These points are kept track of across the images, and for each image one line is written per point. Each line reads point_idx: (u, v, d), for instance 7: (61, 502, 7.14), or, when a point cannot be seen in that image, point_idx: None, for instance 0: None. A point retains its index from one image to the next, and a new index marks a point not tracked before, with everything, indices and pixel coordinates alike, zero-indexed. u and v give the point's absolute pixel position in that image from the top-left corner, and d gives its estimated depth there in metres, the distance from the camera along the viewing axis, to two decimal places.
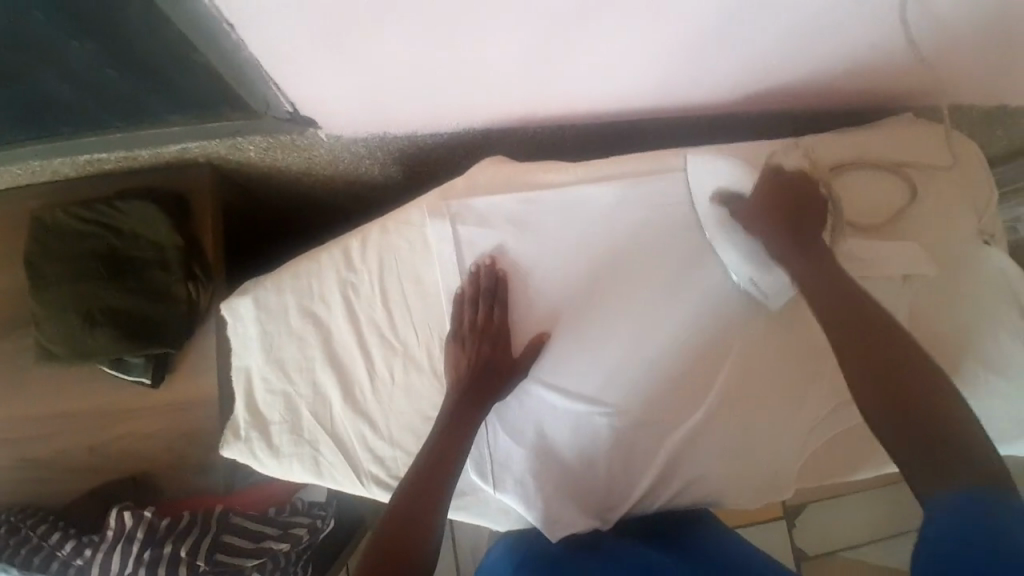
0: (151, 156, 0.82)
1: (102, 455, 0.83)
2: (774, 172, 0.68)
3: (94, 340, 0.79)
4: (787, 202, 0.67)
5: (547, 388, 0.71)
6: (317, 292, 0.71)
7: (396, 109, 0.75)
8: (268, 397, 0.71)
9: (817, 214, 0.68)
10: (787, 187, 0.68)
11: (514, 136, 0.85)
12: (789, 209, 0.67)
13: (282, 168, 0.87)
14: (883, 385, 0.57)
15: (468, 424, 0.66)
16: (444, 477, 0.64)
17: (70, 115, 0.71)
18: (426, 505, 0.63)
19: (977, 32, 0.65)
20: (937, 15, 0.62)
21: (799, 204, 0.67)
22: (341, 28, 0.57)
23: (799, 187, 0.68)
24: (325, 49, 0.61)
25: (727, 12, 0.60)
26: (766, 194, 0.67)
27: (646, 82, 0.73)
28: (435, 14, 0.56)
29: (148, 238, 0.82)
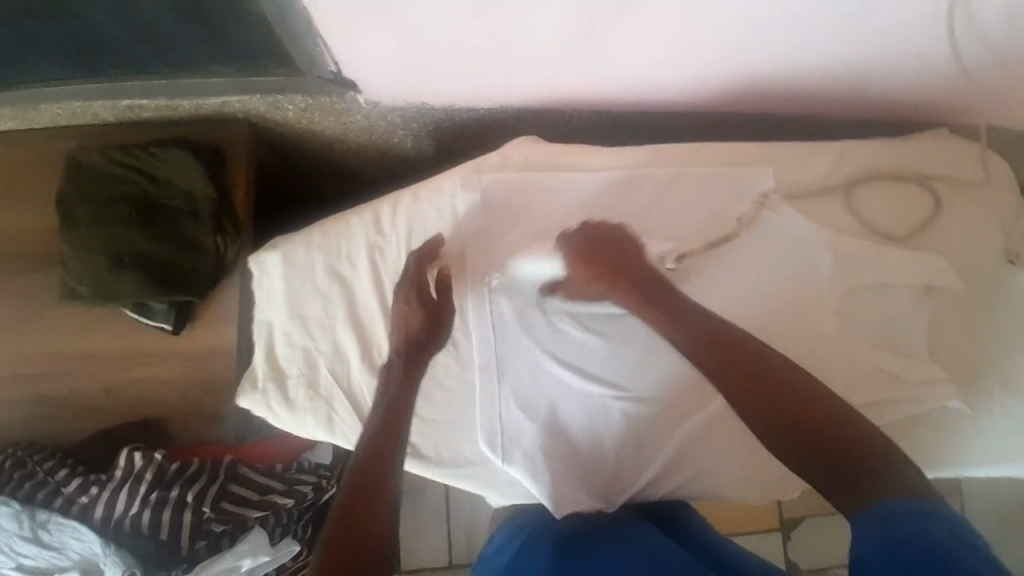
0: (191, 107, 0.83)
1: (116, 397, 0.84)
2: (568, 241, 0.68)
3: (119, 282, 0.80)
4: (605, 257, 0.66)
5: (518, 359, 0.72)
6: (344, 253, 0.72)
7: (435, 80, 0.75)
8: (288, 351, 0.72)
9: (636, 255, 0.67)
10: (589, 254, 0.67)
11: (548, 119, 0.85)
12: (602, 267, 0.66)
13: (316, 132, 0.88)
14: (779, 419, 0.54)
15: (409, 391, 0.66)
16: (391, 441, 0.62)
17: (118, 56, 0.72)
18: (379, 472, 0.59)
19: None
20: (985, 30, 0.63)
21: (612, 256, 0.66)
22: None
23: (599, 237, 0.67)
24: (374, 12, 0.61)
25: (773, 9, 0.60)
26: (573, 260, 0.67)
27: (687, 74, 0.73)
28: None
29: (180, 187, 0.83)
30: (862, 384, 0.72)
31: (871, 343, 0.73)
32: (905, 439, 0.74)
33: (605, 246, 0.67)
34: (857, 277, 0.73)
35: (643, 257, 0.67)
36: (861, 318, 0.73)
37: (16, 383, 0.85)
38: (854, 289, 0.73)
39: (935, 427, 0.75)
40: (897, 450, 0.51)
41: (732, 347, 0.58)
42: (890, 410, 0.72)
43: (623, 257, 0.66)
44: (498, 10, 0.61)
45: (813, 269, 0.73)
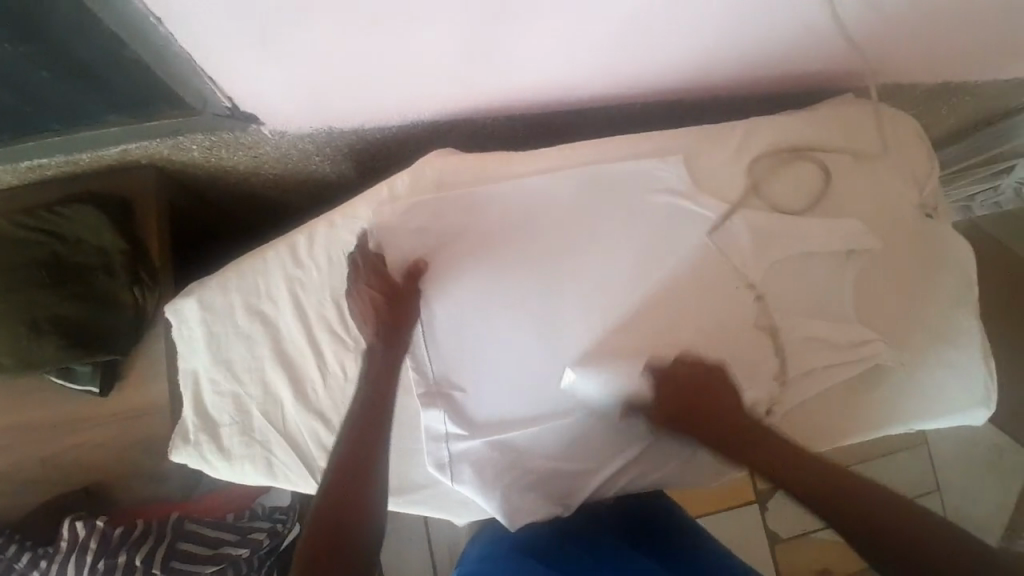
0: (93, 159, 0.80)
1: (50, 469, 0.81)
2: (656, 370, 0.67)
3: (39, 349, 0.76)
4: (692, 403, 0.65)
5: (470, 325, 0.72)
6: (264, 291, 0.70)
7: (338, 103, 0.74)
8: (216, 399, 0.70)
9: (723, 393, 0.66)
10: (684, 391, 0.66)
11: (462, 128, 0.85)
12: (689, 403, 0.65)
13: (229, 167, 0.86)
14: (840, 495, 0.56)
15: (388, 392, 0.64)
16: (374, 441, 0.60)
17: (1, 117, 0.69)
18: (360, 477, 0.58)
19: (906, 11, 0.66)
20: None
21: (700, 394, 0.66)
22: (268, 23, 0.57)
23: (692, 373, 0.66)
24: (256, 45, 0.60)
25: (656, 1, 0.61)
26: (661, 393, 0.66)
27: (588, 70, 0.73)
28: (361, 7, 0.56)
29: (92, 243, 0.81)
30: (793, 354, 0.73)
31: (799, 313, 0.74)
32: (848, 402, 0.75)
33: (689, 389, 0.66)
34: (779, 249, 0.74)
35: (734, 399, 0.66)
36: (788, 289, 0.74)
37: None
38: (778, 262, 0.74)
39: (877, 386, 0.76)
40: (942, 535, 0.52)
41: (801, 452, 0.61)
42: (825, 376, 0.74)
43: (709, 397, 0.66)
44: (383, 30, 0.60)
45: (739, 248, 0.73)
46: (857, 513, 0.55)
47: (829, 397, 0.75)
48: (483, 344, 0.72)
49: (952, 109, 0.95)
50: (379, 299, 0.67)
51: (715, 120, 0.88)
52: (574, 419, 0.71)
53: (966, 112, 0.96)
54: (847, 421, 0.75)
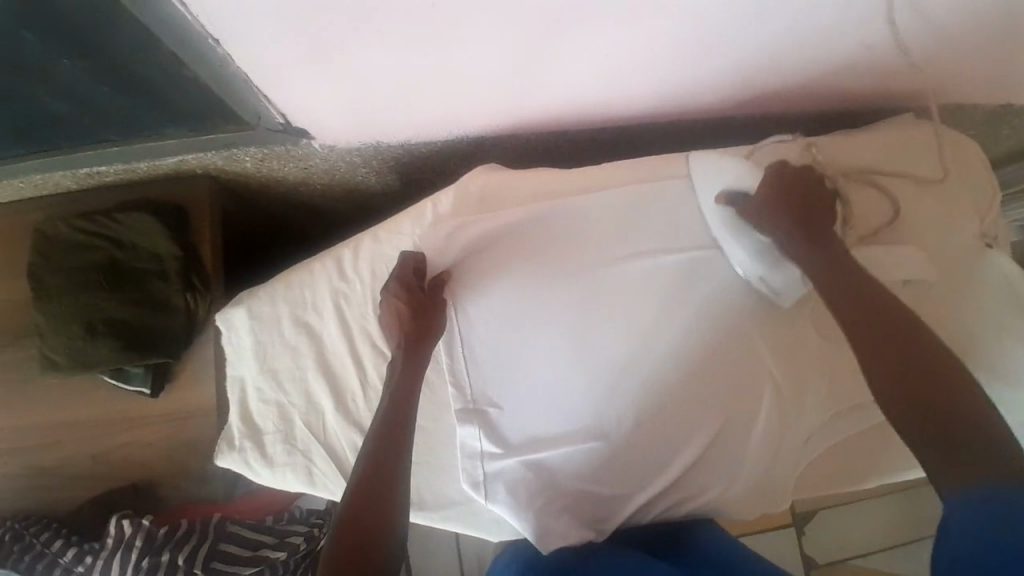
0: (149, 168, 0.83)
1: (102, 464, 0.84)
2: (777, 166, 0.68)
3: (95, 350, 0.80)
4: (790, 194, 0.67)
5: (501, 337, 0.72)
6: (310, 303, 0.72)
7: (387, 117, 0.76)
8: (262, 408, 0.71)
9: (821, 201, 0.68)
10: (795, 180, 0.67)
11: (508, 144, 0.86)
12: (792, 195, 0.67)
13: (278, 177, 0.88)
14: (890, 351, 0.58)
15: (410, 397, 0.65)
16: (399, 449, 0.61)
17: (67, 129, 0.73)
18: (382, 489, 0.58)
19: (971, 31, 0.64)
20: (925, 19, 0.62)
21: (806, 192, 0.67)
22: (325, 41, 0.58)
23: (806, 179, 0.68)
24: (313, 62, 0.62)
25: (712, 21, 0.60)
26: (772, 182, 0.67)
27: (636, 90, 0.73)
28: (415, 27, 0.57)
29: (146, 248, 0.84)
30: (840, 386, 0.71)
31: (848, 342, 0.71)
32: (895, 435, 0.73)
33: (794, 185, 0.67)
34: None
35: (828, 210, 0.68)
36: None
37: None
38: None
39: None
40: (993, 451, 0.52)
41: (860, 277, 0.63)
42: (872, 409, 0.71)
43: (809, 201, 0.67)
44: (437, 50, 0.61)
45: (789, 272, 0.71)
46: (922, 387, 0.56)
47: (875, 429, 0.72)
48: (516, 357, 0.72)
49: (1013, 130, 0.91)
50: (402, 307, 0.68)
51: (763, 140, 0.87)
52: (603, 418, 0.71)
53: None
54: (894, 456, 0.72)
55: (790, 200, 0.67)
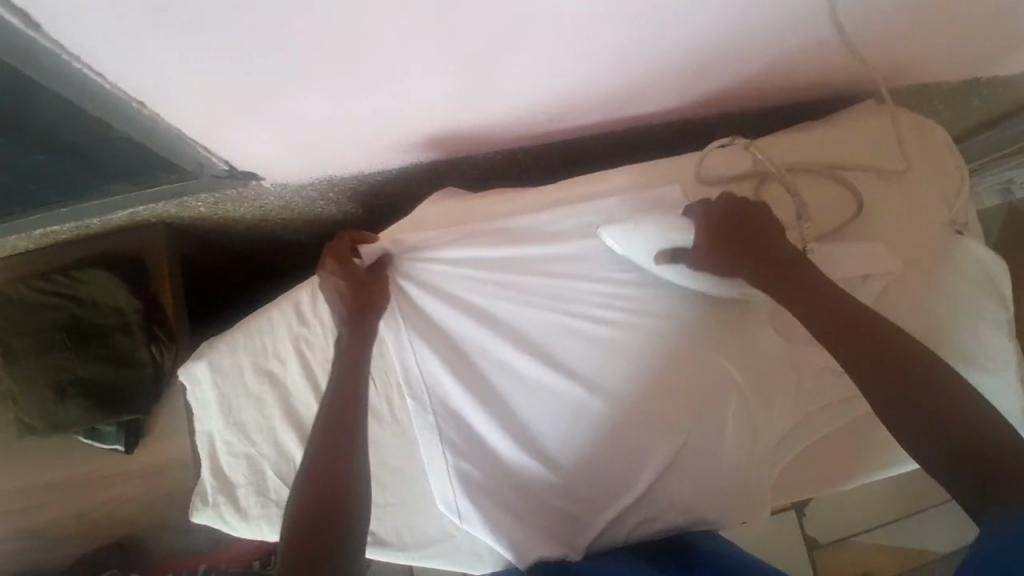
0: (103, 223, 0.81)
1: (88, 521, 0.84)
2: (701, 210, 0.64)
3: (66, 412, 0.79)
4: (727, 235, 0.63)
5: (463, 369, 0.71)
6: (271, 351, 0.71)
7: (335, 152, 0.74)
8: (232, 461, 0.70)
9: (766, 233, 0.63)
10: (729, 221, 0.63)
11: (466, 165, 0.84)
12: (732, 241, 0.63)
13: (234, 219, 0.86)
14: (874, 361, 0.54)
15: (350, 411, 0.63)
16: (347, 464, 0.59)
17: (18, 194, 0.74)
18: (333, 502, 0.56)
19: (914, 16, 0.62)
20: (864, 10, 0.60)
21: (743, 228, 0.63)
22: (256, 87, 0.58)
23: (737, 215, 0.63)
24: (246, 108, 0.61)
25: (646, 26, 0.58)
26: (707, 234, 0.64)
27: (583, 103, 0.72)
28: (343, 63, 0.56)
29: (105, 302, 0.83)
30: (810, 388, 0.70)
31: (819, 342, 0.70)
32: (874, 431, 0.72)
33: (729, 225, 0.63)
34: None
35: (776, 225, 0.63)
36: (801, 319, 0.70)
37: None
38: None
39: None
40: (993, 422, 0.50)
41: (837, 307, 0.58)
42: (848, 406, 0.70)
43: (753, 236, 0.63)
44: (368, 81, 0.60)
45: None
46: (904, 388, 0.52)
47: (853, 426, 0.72)
48: (481, 384, 0.71)
49: (981, 99, 0.89)
50: (342, 282, 0.68)
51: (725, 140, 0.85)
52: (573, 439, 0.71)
53: (999, 98, 0.89)
54: (869, 451, 0.72)
55: (727, 243, 0.63)
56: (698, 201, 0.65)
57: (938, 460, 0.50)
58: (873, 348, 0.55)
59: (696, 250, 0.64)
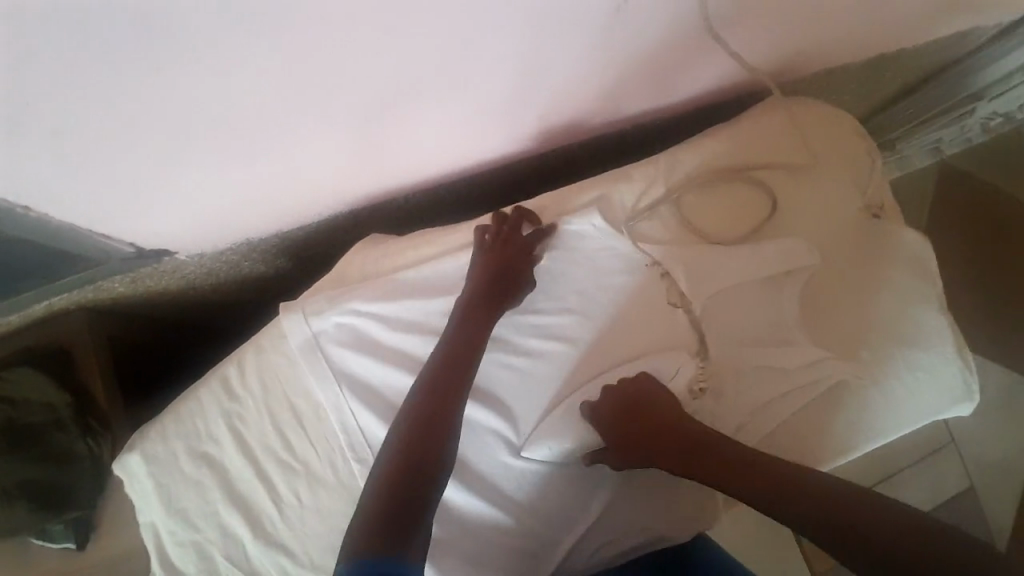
0: (23, 317, 0.78)
1: None
2: (592, 410, 0.68)
3: (6, 518, 0.77)
4: (627, 432, 0.65)
5: None
6: (203, 432, 0.70)
7: (246, 218, 0.74)
8: (179, 549, 0.68)
9: (658, 412, 0.66)
10: (623, 420, 0.66)
11: (385, 213, 0.83)
12: (634, 435, 0.65)
13: (159, 292, 0.84)
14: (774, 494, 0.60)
15: (453, 403, 0.63)
16: (436, 457, 0.60)
17: None
18: (415, 492, 0.58)
19: (785, 15, 0.63)
20: (734, 15, 0.61)
21: (640, 419, 0.65)
22: (138, 169, 0.57)
23: (627, 406, 0.66)
24: (134, 190, 0.60)
25: (518, 57, 0.58)
26: (609, 434, 0.66)
27: (485, 140, 0.72)
28: (222, 132, 0.55)
29: (36, 400, 0.80)
30: (746, 391, 0.69)
31: (749, 342, 0.70)
32: (820, 424, 0.70)
33: (625, 420, 0.66)
34: (712, 285, 0.71)
35: (664, 400, 0.66)
36: (730, 324, 0.70)
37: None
38: (716, 292, 0.71)
39: (848, 403, 0.71)
40: (810, 476, 0.60)
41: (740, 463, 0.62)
42: (793, 400, 0.70)
43: (648, 422, 0.65)
44: (257, 147, 0.59)
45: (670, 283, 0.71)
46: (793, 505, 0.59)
47: (805, 420, 0.70)
48: None
49: (887, 76, 0.90)
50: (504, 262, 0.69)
51: (640, 154, 0.85)
52: (522, 476, 0.70)
53: (905, 72, 0.90)
54: (824, 446, 0.70)
55: (631, 438, 0.65)
56: (584, 401, 0.69)
57: (854, 558, 0.55)
58: (777, 484, 0.60)
59: (608, 451, 0.67)
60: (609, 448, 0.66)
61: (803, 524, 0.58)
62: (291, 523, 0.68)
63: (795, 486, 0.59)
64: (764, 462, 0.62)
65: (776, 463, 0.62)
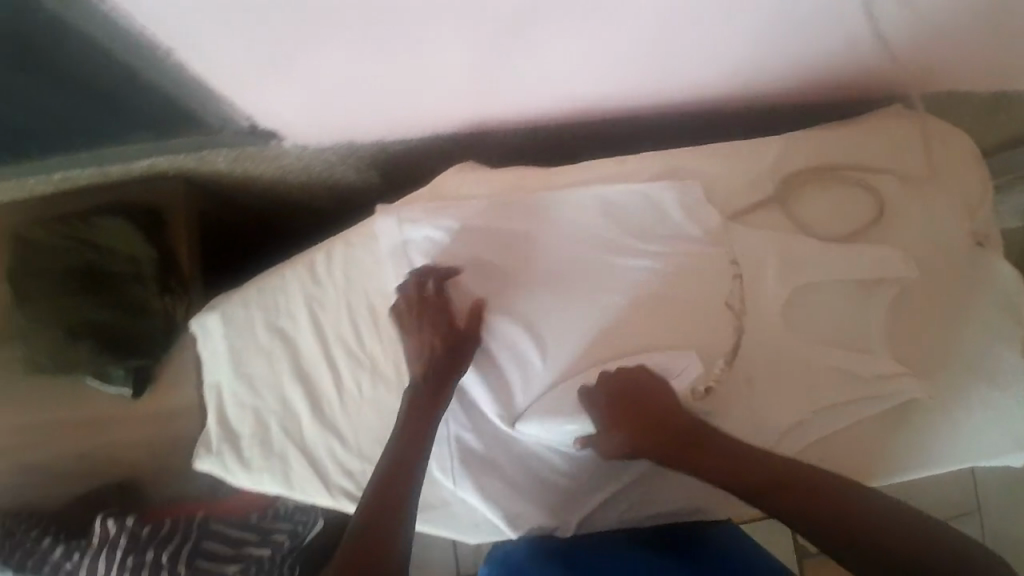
0: (123, 171, 0.80)
1: (92, 461, 0.85)
2: (593, 392, 0.66)
3: (76, 352, 0.81)
4: (630, 415, 0.64)
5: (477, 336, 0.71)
6: (282, 307, 0.72)
7: (358, 116, 0.74)
8: (239, 411, 0.71)
9: (662, 402, 0.65)
10: (625, 404, 0.65)
11: (484, 139, 0.84)
12: (638, 423, 0.64)
13: (254, 178, 0.86)
14: (810, 500, 0.58)
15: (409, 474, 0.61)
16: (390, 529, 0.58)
17: (43, 140, 0.71)
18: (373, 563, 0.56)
19: (953, 23, 0.62)
20: (905, 14, 0.60)
21: (643, 406, 0.65)
22: (283, 42, 0.57)
23: (631, 391, 0.66)
24: (270, 63, 0.60)
25: (682, 9, 0.57)
26: (612, 413, 0.65)
27: (609, 87, 0.72)
28: (377, 23, 0.55)
29: (122, 250, 0.83)
30: (816, 384, 0.70)
31: (827, 341, 0.70)
32: (874, 435, 0.71)
33: (628, 403, 0.65)
34: (803, 276, 0.70)
35: (671, 389, 0.66)
36: (811, 318, 0.71)
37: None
38: (808, 284, 0.71)
39: (908, 421, 0.72)
40: (851, 488, 0.58)
41: (764, 469, 0.60)
42: (857, 406, 0.70)
43: (651, 410, 0.65)
44: (402, 47, 0.59)
45: (744, 299, 0.70)
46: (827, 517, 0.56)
47: (862, 427, 0.71)
48: (492, 360, 0.71)
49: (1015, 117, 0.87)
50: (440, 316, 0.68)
51: (744, 133, 0.85)
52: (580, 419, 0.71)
53: None
54: (875, 455, 0.71)
55: (635, 423, 0.64)
56: (585, 385, 0.67)
57: None
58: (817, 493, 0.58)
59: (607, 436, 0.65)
60: (607, 429, 0.65)
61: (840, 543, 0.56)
62: (350, 412, 0.71)
63: (837, 494, 0.57)
64: (799, 472, 0.59)
65: (804, 467, 0.60)
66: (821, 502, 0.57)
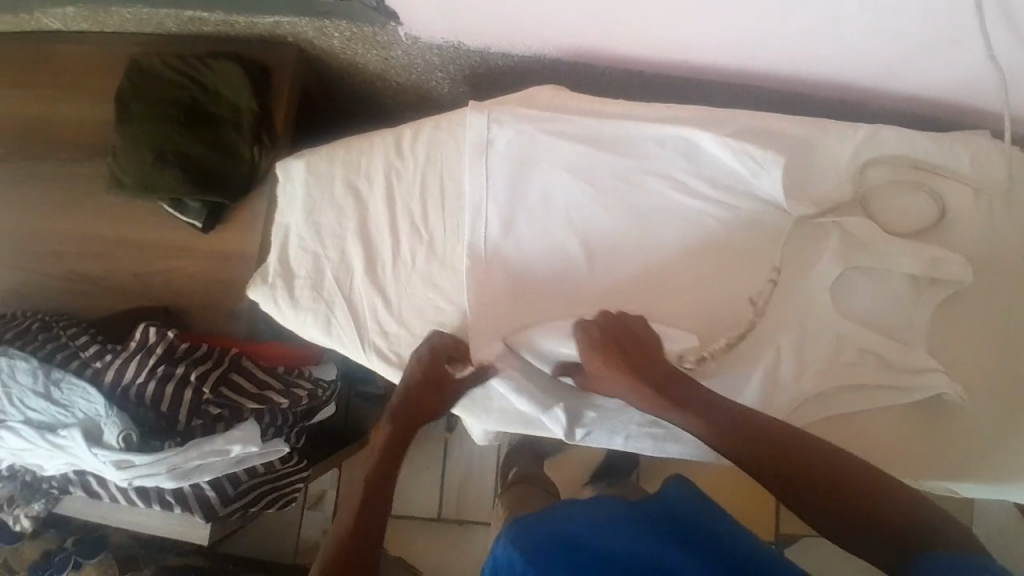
0: (248, 24, 0.86)
1: (143, 282, 0.90)
2: (584, 330, 0.67)
3: (161, 176, 0.85)
4: (620, 360, 0.65)
5: (533, 238, 0.74)
6: (363, 171, 0.77)
7: (475, 19, 0.76)
8: (300, 253, 0.76)
9: (647, 348, 0.66)
10: (614, 350, 0.65)
11: (580, 70, 0.86)
12: (626, 364, 0.65)
13: (357, 63, 0.91)
14: (795, 475, 0.60)
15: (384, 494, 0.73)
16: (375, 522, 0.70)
17: None
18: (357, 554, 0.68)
19: None
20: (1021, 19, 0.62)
21: (630, 352, 0.65)
22: None
23: (619, 334, 0.66)
24: None
25: None
26: (600, 354, 0.65)
27: (719, 39, 0.74)
28: None
29: (227, 98, 0.89)
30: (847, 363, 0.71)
31: (863, 325, 0.72)
32: (888, 425, 0.73)
33: (617, 344, 0.66)
34: (855, 258, 0.73)
35: (655, 333, 0.67)
36: (851, 299, 0.73)
37: (45, 261, 0.91)
38: (857, 266, 0.73)
39: (924, 421, 0.73)
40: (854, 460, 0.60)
41: (763, 438, 0.62)
42: (880, 393, 0.72)
43: (639, 357, 0.65)
44: None
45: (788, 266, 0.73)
46: (820, 493, 0.59)
47: (877, 414, 0.73)
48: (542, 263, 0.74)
49: None
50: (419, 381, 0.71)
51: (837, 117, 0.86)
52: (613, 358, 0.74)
53: None
54: (883, 443, 0.73)
55: (624, 365, 0.65)
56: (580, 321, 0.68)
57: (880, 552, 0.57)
58: (812, 465, 0.60)
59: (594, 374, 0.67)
60: (595, 364, 0.66)
61: (829, 518, 0.59)
62: (399, 281, 0.75)
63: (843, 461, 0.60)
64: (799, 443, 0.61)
65: (800, 438, 0.62)
66: (822, 478, 0.59)
